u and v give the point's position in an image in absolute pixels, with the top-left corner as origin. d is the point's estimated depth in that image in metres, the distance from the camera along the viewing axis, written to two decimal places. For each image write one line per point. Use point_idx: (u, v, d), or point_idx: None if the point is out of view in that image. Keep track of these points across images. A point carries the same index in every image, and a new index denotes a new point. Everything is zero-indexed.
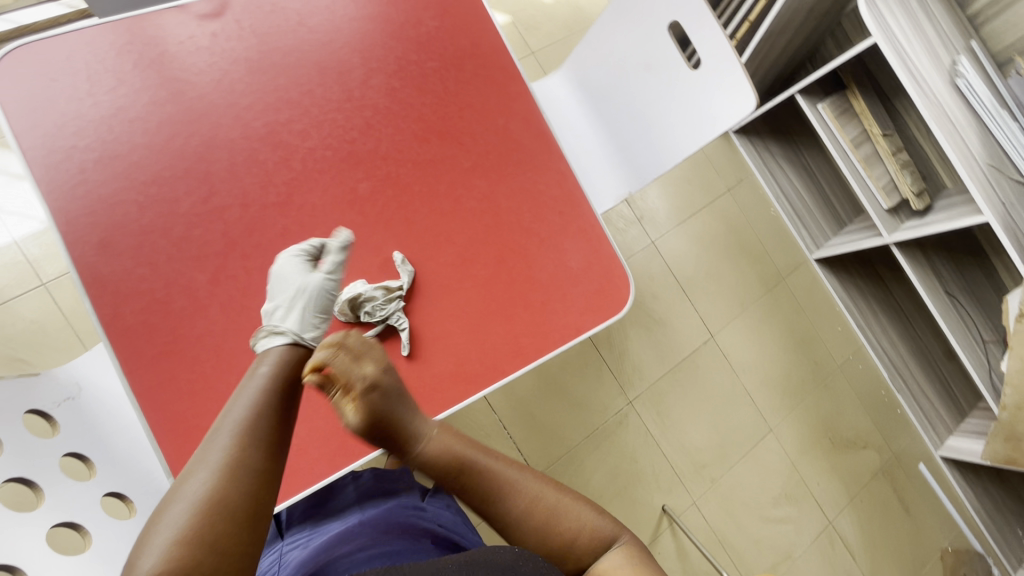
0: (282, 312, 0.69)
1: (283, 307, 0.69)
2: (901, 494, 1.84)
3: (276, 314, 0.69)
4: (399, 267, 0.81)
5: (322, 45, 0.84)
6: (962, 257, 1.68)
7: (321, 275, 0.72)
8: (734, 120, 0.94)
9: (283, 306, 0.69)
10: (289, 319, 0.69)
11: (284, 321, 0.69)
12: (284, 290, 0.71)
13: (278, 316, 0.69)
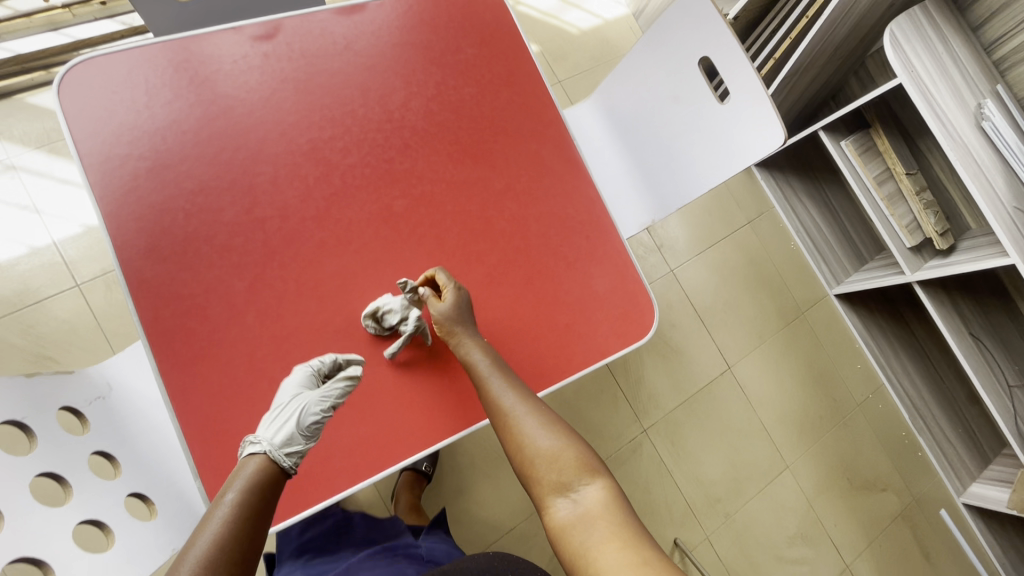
0: (272, 424, 0.66)
1: (277, 417, 0.67)
2: (922, 540, 1.78)
3: (268, 424, 0.67)
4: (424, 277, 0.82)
5: (366, 68, 0.88)
6: (986, 299, 1.66)
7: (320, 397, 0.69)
8: (761, 153, 0.96)
9: (276, 417, 0.67)
10: (274, 433, 0.65)
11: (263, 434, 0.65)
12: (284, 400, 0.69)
13: (267, 428, 0.66)
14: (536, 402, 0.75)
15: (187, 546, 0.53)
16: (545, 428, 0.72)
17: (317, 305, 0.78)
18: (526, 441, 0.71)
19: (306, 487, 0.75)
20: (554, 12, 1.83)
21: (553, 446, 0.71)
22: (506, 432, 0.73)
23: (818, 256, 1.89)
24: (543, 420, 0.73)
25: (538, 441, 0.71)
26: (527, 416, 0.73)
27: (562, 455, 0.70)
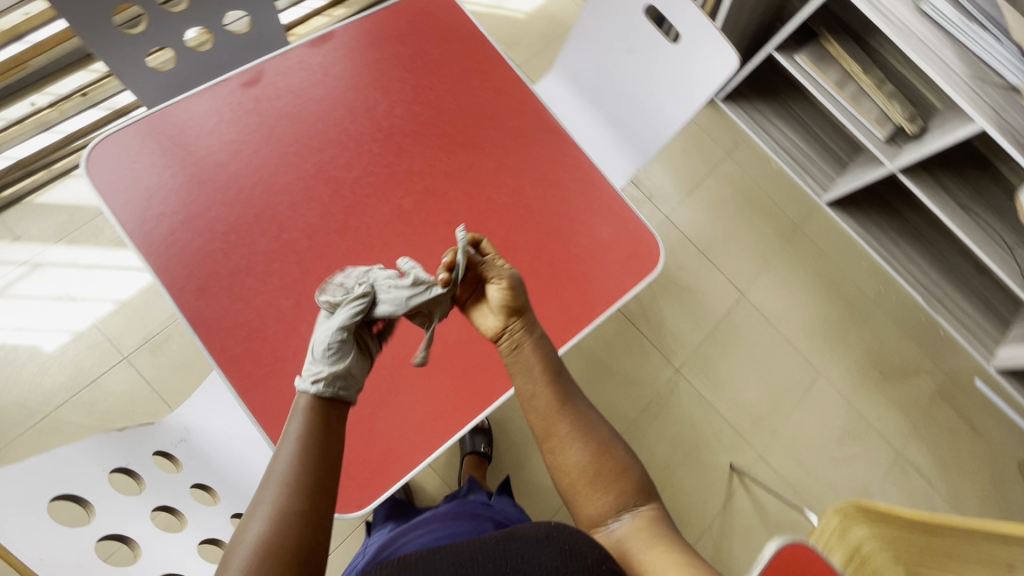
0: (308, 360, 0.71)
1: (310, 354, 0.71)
2: (964, 413, 1.84)
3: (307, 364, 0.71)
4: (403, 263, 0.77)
5: (347, 89, 0.96)
6: (968, 171, 1.70)
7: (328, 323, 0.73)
8: (721, 78, 1.04)
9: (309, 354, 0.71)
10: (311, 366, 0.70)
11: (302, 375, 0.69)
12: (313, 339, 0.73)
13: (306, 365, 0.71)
14: (584, 418, 0.79)
15: (259, 494, 0.60)
16: (594, 449, 0.77)
17: None
18: (578, 462, 0.76)
19: (388, 466, 0.83)
20: (498, 4, 1.91)
21: (602, 467, 0.76)
22: (555, 452, 0.77)
23: (801, 170, 1.96)
24: (592, 441, 0.77)
25: (588, 462, 0.76)
26: (577, 437, 0.77)
27: (611, 474, 0.75)
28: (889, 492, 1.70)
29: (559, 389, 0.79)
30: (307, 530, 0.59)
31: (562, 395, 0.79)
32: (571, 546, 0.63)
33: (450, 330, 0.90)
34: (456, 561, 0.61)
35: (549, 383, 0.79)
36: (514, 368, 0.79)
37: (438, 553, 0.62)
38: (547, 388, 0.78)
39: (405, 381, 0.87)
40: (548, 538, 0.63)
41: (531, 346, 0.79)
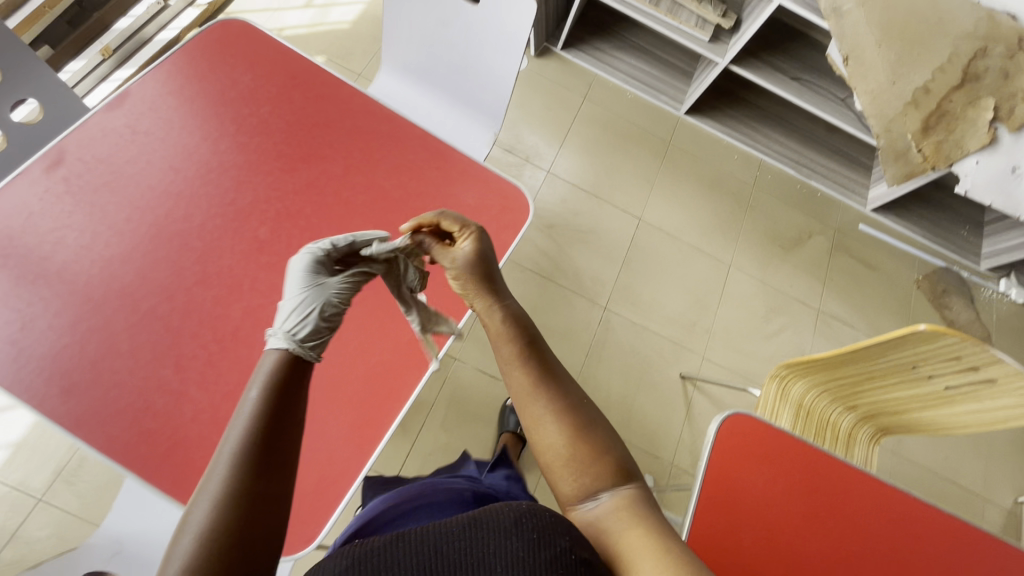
0: (292, 310, 0.69)
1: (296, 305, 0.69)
2: (859, 256, 2.03)
3: (291, 313, 0.68)
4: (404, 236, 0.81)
5: (161, 140, 0.91)
6: (787, 46, 1.85)
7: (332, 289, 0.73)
8: (530, 21, 1.08)
9: (294, 305, 0.69)
10: (295, 320, 0.68)
11: (282, 328, 0.66)
12: (297, 292, 0.71)
13: (284, 315, 0.68)
14: (563, 395, 0.72)
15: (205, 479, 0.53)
16: (574, 428, 0.69)
17: (246, 348, 0.82)
18: (555, 442, 0.69)
19: (327, 491, 0.81)
20: (317, 20, 1.87)
21: (581, 449, 0.68)
22: (533, 429, 0.71)
23: (654, 91, 2.06)
24: (572, 418, 0.70)
25: (568, 442, 0.68)
26: (554, 415, 0.70)
27: (592, 455, 0.68)
28: (821, 347, 1.85)
29: (535, 363, 0.73)
30: (253, 511, 0.52)
31: (537, 371, 0.72)
32: (540, 535, 0.52)
33: (347, 341, 0.89)
34: (421, 552, 0.52)
35: (522, 359, 0.73)
36: (488, 333, 0.77)
37: (400, 543, 0.53)
38: (523, 362, 0.73)
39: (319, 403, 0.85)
40: (515, 526, 0.53)
41: (507, 320, 0.76)
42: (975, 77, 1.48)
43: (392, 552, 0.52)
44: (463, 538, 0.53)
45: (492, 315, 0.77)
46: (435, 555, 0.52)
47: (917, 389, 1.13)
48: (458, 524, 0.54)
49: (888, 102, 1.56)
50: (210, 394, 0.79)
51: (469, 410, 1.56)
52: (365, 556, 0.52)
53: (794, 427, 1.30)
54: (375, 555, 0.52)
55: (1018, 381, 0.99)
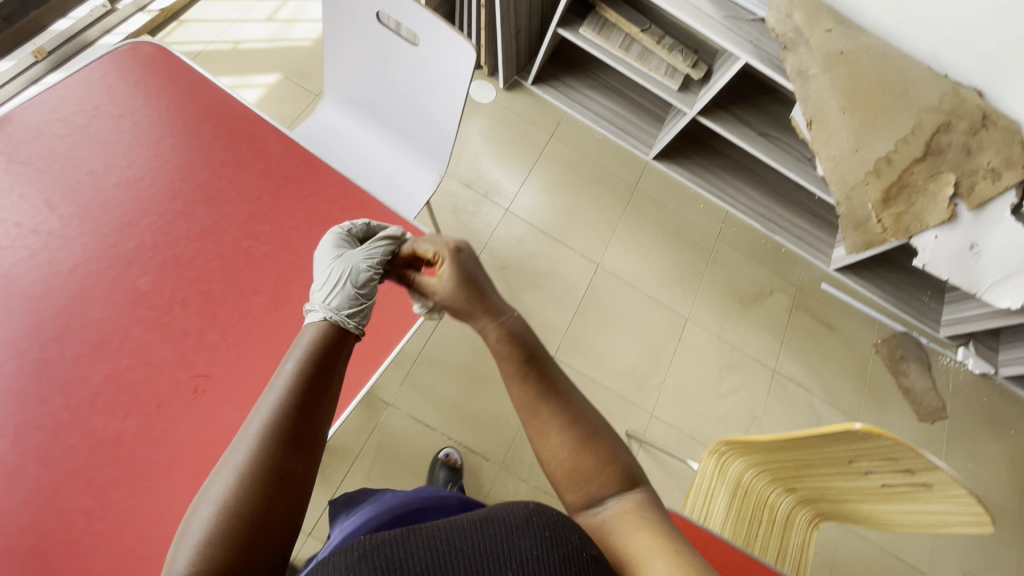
0: (325, 284, 0.77)
1: (327, 279, 0.78)
2: (819, 316, 1.99)
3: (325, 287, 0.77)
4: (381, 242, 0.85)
5: (40, 172, 0.83)
6: (758, 100, 1.82)
7: (355, 257, 0.81)
8: (469, 69, 1.02)
9: (325, 281, 0.78)
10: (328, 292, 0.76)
11: (319, 302, 0.74)
12: (325, 269, 0.80)
13: (317, 291, 0.77)
14: (565, 406, 0.71)
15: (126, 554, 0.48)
16: (579, 440, 0.69)
17: (103, 417, 0.73)
18: (562, 456, 0.68)
19: None
20: (278, 35, 1.80)
21: (588, 460, 0.68)
22: (539, 445, 0.70)
23: (623, 134, 2.01)
24: (576, 430, 0.69)
25: (574, 455, 0.68)
26: (558, 430, 0.69)
27: (597, 464, 0.68)
28: (774, 410, 1.80)
29: (535, 378, 0.72)
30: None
31: (536, 387, 0.71)
32: (553, 533, 0.46)
33: (224, 410, 0.77)
34: (433, 545, 0.45)
35: (522, 377, 0.72)
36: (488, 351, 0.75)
37: (404, 539, 0.45)
38: (523, 380, 0.71)
39: (179, 486, 0.73)
40: (526, 523, 0.46)
41: (502, 336, 0.74)
42: (938, 151, 1.45)
43: (404, 542, 0.45)
44: (472, 537, 0.45)
45: (490, 329, 0.75)
46: (443, 554, 0.44)
47: (855, 482, 1.07)
48: (466, 521, 0.46)
49: (848, 170, 1.51)
50: (52, 470, 0.70)
51: (399, 460, 1.47)
52: (374, 548, 0.44)
53: (729, 506, 1.24)
54: (384, 547, 0.44)
55: (953, 489, 0.93)
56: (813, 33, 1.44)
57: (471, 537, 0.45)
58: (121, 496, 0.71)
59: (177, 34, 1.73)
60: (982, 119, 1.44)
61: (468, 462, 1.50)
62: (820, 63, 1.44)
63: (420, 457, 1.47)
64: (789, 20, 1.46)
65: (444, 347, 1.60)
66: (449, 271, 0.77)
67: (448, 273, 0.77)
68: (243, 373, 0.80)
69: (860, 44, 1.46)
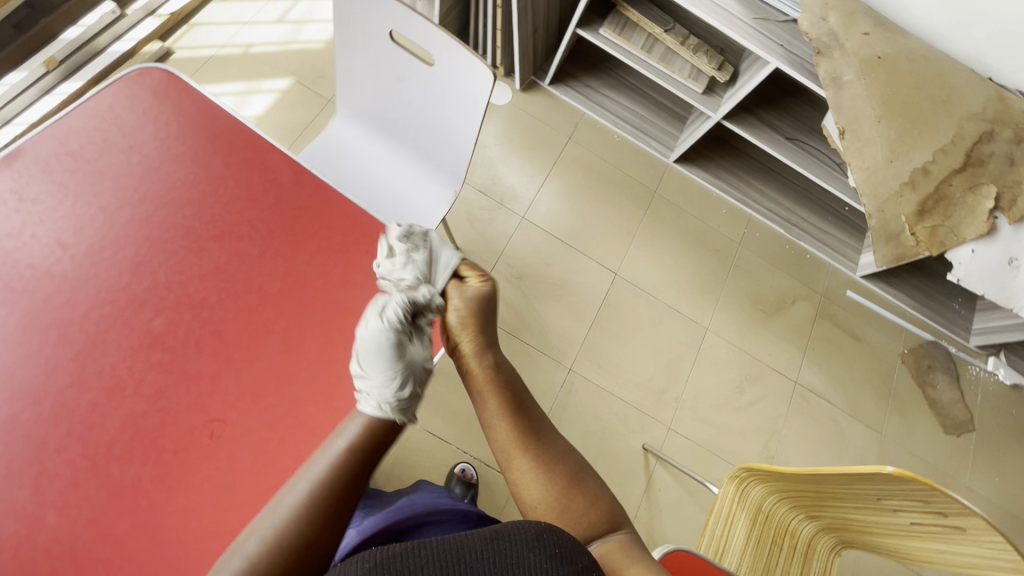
0: (384, 381, 0.70)
1: (388, 376, 0.70)
2: (844, 325, 1.92)
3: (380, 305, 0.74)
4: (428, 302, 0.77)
5: (53, 210, 0.82)
6: (785, 101, 1.74)
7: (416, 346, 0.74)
8: (487, 92, 0.98)
9: (385, 376, 0.70)
10: (388, 390, 0.69)
11: (395, 402, 0.69)
12: (383, 361, 0.70)
13: (377, 386, 0.69)
14: (548, 446, 0.71)
15: None
16: (560, 483, 0.68)
17: (120, 464, 0.72)
18: (542, 499, 0.67)
19: None
20: (289, 38, 1.76)
21: (570, 501, 0.67)
22: (520, 488, 0.69)
23: (643, 136, 1.95)
24: (558, 470, 0.69)
25: (555, 499, 0.67)
26: (540, 472, 0.69)
27: (579, 506, 0.67)
28: (795, 423, 1.76)
29: (521, 416, 0.72)
30: None
31: (521, 425, 0.71)
32: (562, 550, 0.50)
33: (240, 456, 0.75)
34: (450, 555, 0.49)
35: (505, 416, 0.71)
36: (475, 387, 0.75)
37: (422, 551, 0.49)
38: (503, 420, 0.71)
39: (196, 535, 0.71)
40: (536, 540, 0.50)
41: (485, 374, 0.75)
42: (979, 161, 1.37)
43: (419, 558, 0.49)
44: (489, 548, 0.50)
45: (474, 365, 0.76)
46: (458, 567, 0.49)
47: (882, 517, 1.04)
48: (479, 538, 0.51)
49: (882, 181, 1.44)
50: (69, 520, 0.69)
51: (414, 475, 1.47)
52: (397, 555, 0.49)
53: (750, 533, 1.20)
54: (405, 556, 0.49)
55: (988, 534, 0.90)
56: (848, 37, 1.36)
57: (487, 550, 0.50)
58: (139, 545, 0.70)
59: (188, 38, 1.71)
60: None
61: (483, 477, 1.49)
62: (855, 69, 1.36)
63: (435, 472, 1.47)
64: (823, 23, 1.37)
65: None
66: (466, 307, 0.79)
67: (464, 311, 0.79)
68: (257, 416, 0.77)
69: (899, 47, 1.37)
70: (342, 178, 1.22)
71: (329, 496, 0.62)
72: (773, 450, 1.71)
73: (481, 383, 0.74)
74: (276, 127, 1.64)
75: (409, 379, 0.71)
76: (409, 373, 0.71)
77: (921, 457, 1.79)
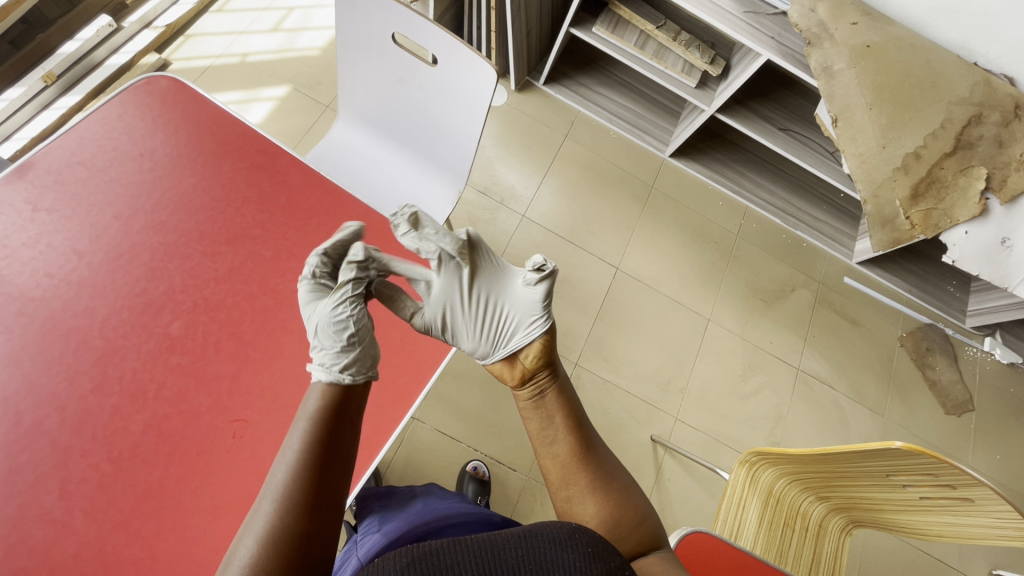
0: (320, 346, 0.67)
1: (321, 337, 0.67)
2: (843, 310, 1.94)
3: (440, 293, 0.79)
4: (522, 338, 0.77)
5: (67, 219, 0.83)
6: (777, 92, 1.77)
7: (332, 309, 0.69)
8: (490, 90, 0.99)
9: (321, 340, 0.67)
10: (328, 350, 0.66)
11: (315, 355, 0.65)
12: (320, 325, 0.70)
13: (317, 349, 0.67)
14: (607, 469, 0.71)
15: None
16: (614, 501, 0.69)
17: (145, 466, 0.73)
18: (596, 513, 0.67)
19: None
20: (285, 46, 1.77)
21: (623, 518, 0.68)
22: (573, 500, 0.69)
23: (638, 131, 1.98)
24: (613, 487, 0.70)
25: (608, 516, 0.67)
26: (596, 488, 0.68)
27: (632, 525, 0.68)
28: (799, 409, 1.78)
29: (582, 437, 0.71)
30: None
31: (582, 448, 0.70)
32: (595, 550, 0.48)
33: (263, 455, 0.76)
34: (480, 554, 0.47)
35: (569, 433, 0.71)
36: (534, 408, 0.73)
37: (458, 546, 0.47)
38: (567, 436, 0.71)
39: (225, 534, 0.72)
40: (570, 539, 0.48)
41: (555, 395, 0.73)
42: (969, 144, 1.40)
43: (452, 553, 0.46)
44: (518, 549, 0.48)
45: (538, 387, 0.74)
46: (492, 565, 0.46)
47: (892, 493, 1.06)
48: (514, 535, 0.48)
49: (876, 168, 1.47)
50: (97, 523, 0.70)
51: (427, 473, 1.47)
52: (426, 555, 0.45)
53: (762, 516, 1.22)
54: (437, 554, 0.46)
55: (996, 504, 0.92)
56: (837, 27, 1.39)
57: (516, 549, 0.48)
58: (168, 547, 0.70)
59: (184, 49, 1.72)
60: (1015, 108, 1.38)
61: (495, 473, 1.50)
62: (846, 58, 1.39)
63: (446, 471, 1.48)
64: (813, 14, 1.41)
65: (465, 358, 1.60)
66: (538, 349, 0.76)
67: (535, 349, 0.77)
68: (279, 415, 0.78)
69: (888, 35, 1.40)
70: (347, 180, 1.24)
71: None
72: (779, 436, 1.73)
73: (542, 404, 0.73)
74: (276, 134, 1.64)
75: (344, 334, 0.68)
76: (338, 329, 0.68)
77: (924, 437, 1.81)
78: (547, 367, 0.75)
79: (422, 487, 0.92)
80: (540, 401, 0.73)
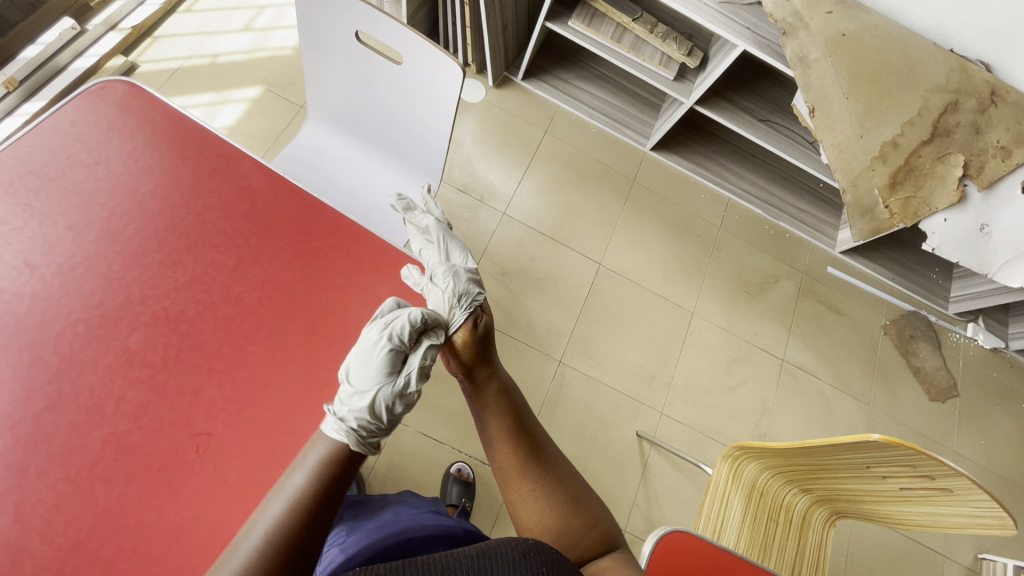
0: (356, 401, 0.68)
1: (363, 395, 0.69)
2: (827, 300, 1.95)
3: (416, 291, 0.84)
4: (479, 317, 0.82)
5: (18, 231, 0.80)
6: (755, 82, 1.76)
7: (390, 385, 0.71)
8: (457, 88, 0.97)
9: (362, 395, 0.69)
10: (365, 412, 0.68)
11: (350, 405, 0.68)
12: (369, 373, 0.70)
13: (350, 398, 0.69)
14: (553, 473, 0.71)
15: None
16: (560, 506, 0.68)
17: (104, 484, 0.71)
18: (540, 518, 0.67)
19: None
20: (256, 46, 1.74)
21: (569, 525, 0.67)
22: (516, 506, 0.69)
23: (618, 125, 1.97)
24: (562, 492, 0.70)
25: (552, 522, 0.67)
26: (539, 492, 0.69)
27: (579, 531, 0.67)
28: (785, 400, 1.78)
29: (524, 440, 0.72)
30: None
31: (524, 451, 0.71)
32: (548, 568, 0.47)
33: (227, 468, 0.74)
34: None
35: (509, 437, 0.72)
36: (477, 411, 0.75)
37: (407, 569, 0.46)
38: (508, 440, 0.72)
39: (188, 551, 0.70)
40: (523, 558, 0.47)
41: (495, 397, 0.74)
42: (946, 131, 1.40)
43: None
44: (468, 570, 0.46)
45: (478, 389, 0.75)
46: None
47: (872, 484, 1.05)
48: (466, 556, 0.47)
49: (854, 156, 1.44)
50: (52, 544, 0.68)
51: (410, 477, 1.46)
52: None
53: (745, 510, 1.21)
54: None
55: (974, 493, 0.93)
56: (813, 16, 1.37)
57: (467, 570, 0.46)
58: (130, 566, 0.68)
59: (152, 51, 1.68)
60: (991, 95, 1.39)
61: (479, 475, 1.49)
62: (821, 48, 1.38)
63: (430, 473, 1.46)
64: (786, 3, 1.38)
65: None
66: (465, 344, 0.76)
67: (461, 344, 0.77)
68: (244, 425, 0.76)
69: (863, 23, 1.39)
70: (318, 183, 1.21)
71: (325, 495, 0.61)
72: (765, 428, 1.73)
73: (482, 406, 0.74)
74: (249, 136, 1.61)
75: (385, 405, 0.70)
76: (385, 398, 0.70)
77: (908, 425, 1.82)
78: (486, 366, 0.77)
79: (398, 496, 0.91)
80: (480, 403, 0.75)
